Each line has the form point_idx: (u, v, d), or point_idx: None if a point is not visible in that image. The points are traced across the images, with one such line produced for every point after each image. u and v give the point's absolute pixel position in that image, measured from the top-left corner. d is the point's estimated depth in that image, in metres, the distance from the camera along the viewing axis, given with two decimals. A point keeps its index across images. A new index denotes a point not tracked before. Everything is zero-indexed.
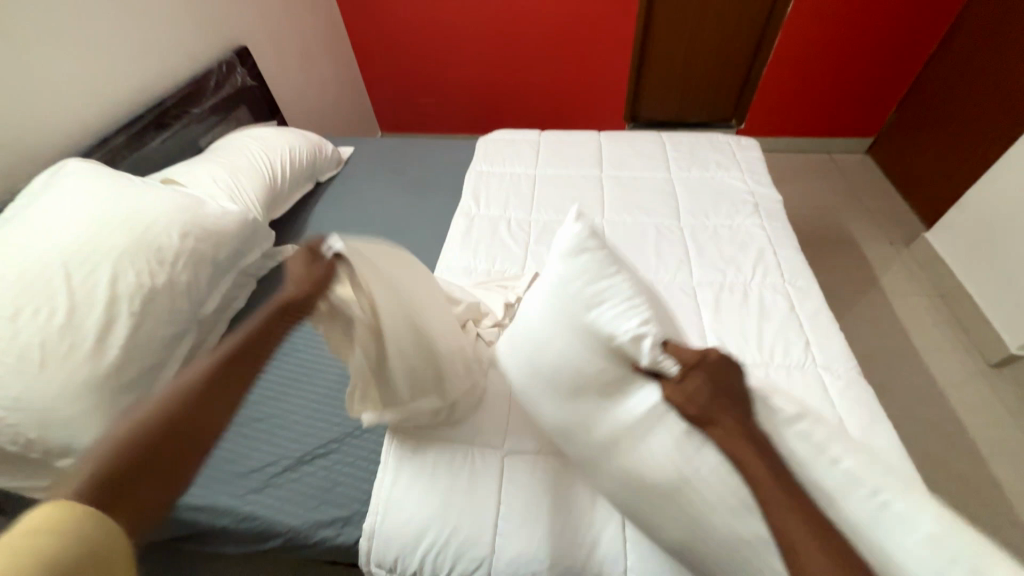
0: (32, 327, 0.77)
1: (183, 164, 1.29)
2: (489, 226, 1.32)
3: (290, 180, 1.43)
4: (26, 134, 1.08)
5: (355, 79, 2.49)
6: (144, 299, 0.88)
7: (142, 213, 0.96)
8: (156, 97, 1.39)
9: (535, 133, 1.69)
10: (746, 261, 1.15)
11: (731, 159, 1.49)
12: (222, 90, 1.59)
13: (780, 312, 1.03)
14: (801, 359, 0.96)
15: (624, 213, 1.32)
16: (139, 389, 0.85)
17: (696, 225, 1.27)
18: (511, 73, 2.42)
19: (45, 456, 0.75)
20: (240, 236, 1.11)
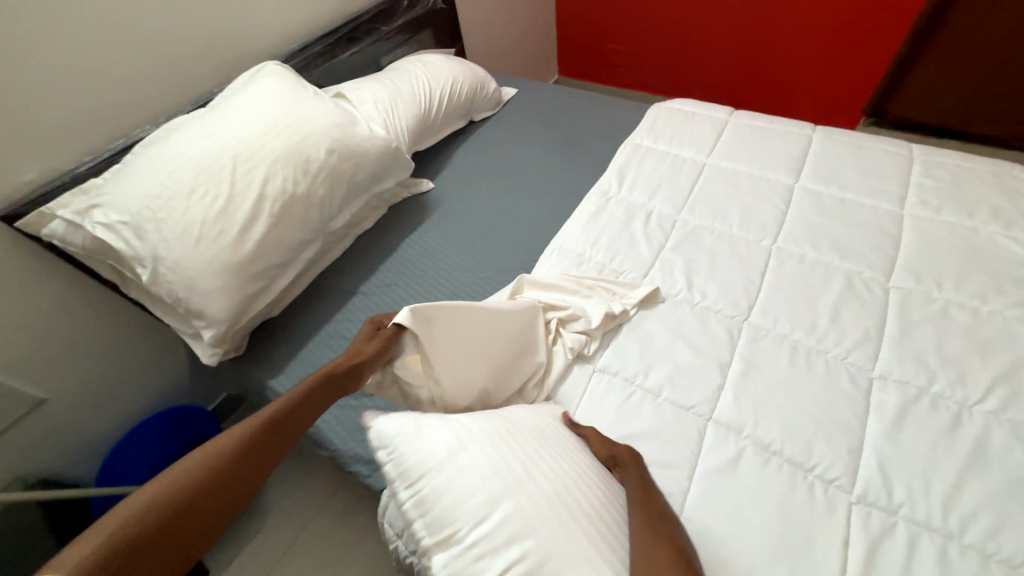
0: (199, 205, 0.90)
1: (358, 81, 1.37)
2: (624, 214, 1.13)
3: (444, 114, 1.42)
4: (250, 32, 1.24)
5: (546, 15, 2.34)
6: (284, 204, 0.97)
7: (303, 123, 1.04)
8: (356, 12, 1.47)
9: (724, 111, 1.36)
10: (981, 371, 0.77)
11: (1021, 209, 0.98)
12: (413, 10, 1.62)
13: (1011, 469, 0.67)
14: (1019, 557, 0.61)
15: (806, 245, 0.99)
16: (262, 281, 0.96)
17: (915, 292, 0.89)
18: (726, 28, 1.97)
19: (188, 313, 0.92)
20: (380, 162, 1.14)
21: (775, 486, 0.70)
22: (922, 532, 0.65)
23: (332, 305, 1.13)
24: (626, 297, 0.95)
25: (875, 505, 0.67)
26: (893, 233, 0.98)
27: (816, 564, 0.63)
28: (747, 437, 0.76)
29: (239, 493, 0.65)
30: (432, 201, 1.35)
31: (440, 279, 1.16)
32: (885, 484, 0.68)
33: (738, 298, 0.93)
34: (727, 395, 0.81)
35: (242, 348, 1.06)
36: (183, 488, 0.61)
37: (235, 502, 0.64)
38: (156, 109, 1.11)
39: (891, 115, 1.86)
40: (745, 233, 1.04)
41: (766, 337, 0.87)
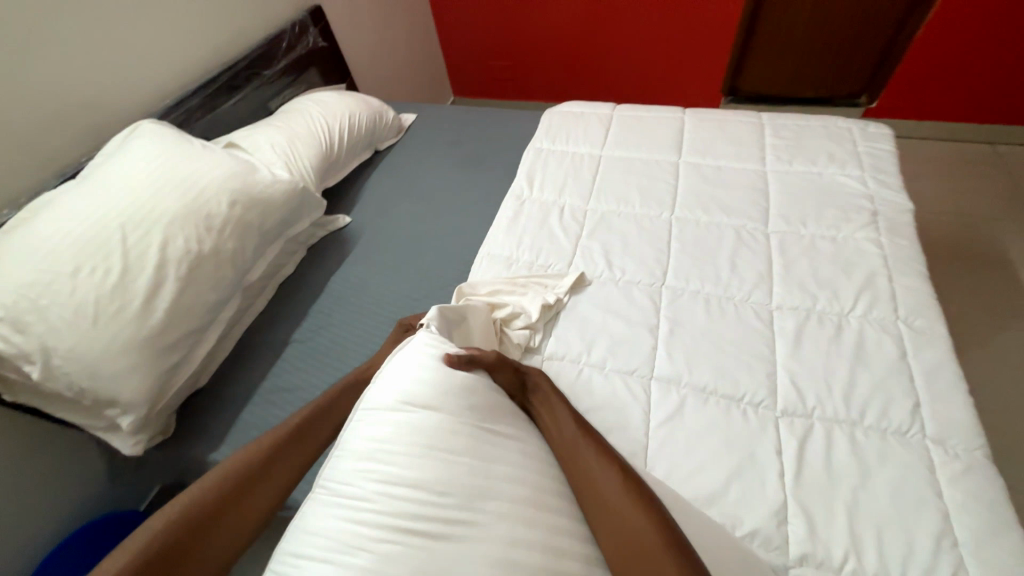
0: (89, 283, 0.82)
1: (248, 128, 1.32)
2: (540, 212, 1.21)
3: (347, 148, 1.41)
4: (113, 94, 1.15)
5: (430, 41, 2.42)
6: (190, 265, 0.91)
7: (196, 178, 0.99)
8: (232, 59, 1.42)
9: (608, 107, 1.50)
10: (849, 285, 0.93)
11: (849, 151, 1.20)
12: (294, 51, 1.60)
13: (885, 358, 0.82)
14: (904, 425, 0.75)
15: (698, 211, 1.13)
16: (181, 351, 0.89)
17: (788, 233, 1.05)
18: (595, 36, 2.18)
19: (96, 403, 0.82)
20: (289, 205, 1.11)
21: (717, 420, 0.79)
22: (834, 426, 0.76)
23: (265, 360, 1.07)
24: (555, 287, 1.02)
25: (796, 415, 0.78)
26: (762, 188, 1.15)
27: (762, 477, 0.72)
28: (686, 385, 0.84)
29: (222, 533, 0.68)
30: (352, 235, 1.33)
31: (377, 308, 1.15)
32: (799, 395, 0.80)
33: (652, 268, 1.03)
34: (661, 353, 0.89)
35: (170, 428, 0.97)
36: (166, 528, 0.65)
37: (216, 540, 0.67)
38: (12, 190, 0.99)
39: (743, 91, 2.21)
40: (646, 209, 1.16)
41: (682, 295, 0.97)
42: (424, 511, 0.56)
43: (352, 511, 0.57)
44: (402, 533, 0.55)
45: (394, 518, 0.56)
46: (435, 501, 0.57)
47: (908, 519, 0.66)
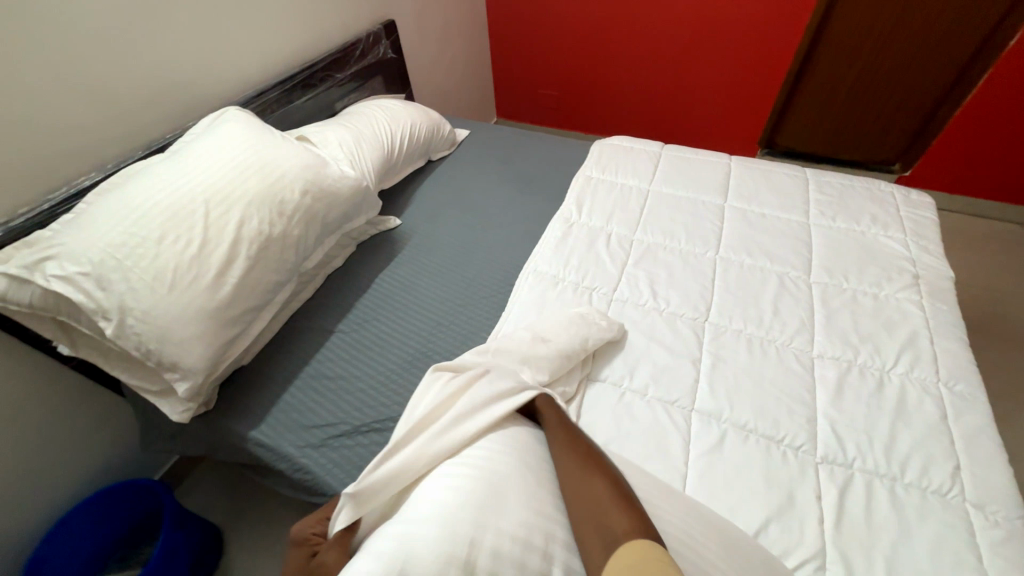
0: (171, 251, 0.86)
1: (317, 124, 1.38)
2: (587, 237, 1.24)
3: (405, 153, 1.48)
4: (203, 78, 1.23)
5: (483, 64, 2.53)
6: (260, 245, 0.96)
7: (274, 165, 1.04)
8: (310, 59, 1.51)
9: (657, 145, 1.56)
10: (891, 343, 0.95)
11: (891, 214, 1.24)
12: (364, 59, 1.69)
13: (926, 417, 0.83)
14: (945, 486, 0.76)
15: (742, 253, 1.16)
16: (240, 326, 0.93)
17: (830, 285, 1.08)
18: (643, 76, 2.27)
19: (158, 366, 0.85)
20: (351, 201, 1.16)
21: (757, 458, 0.80)
22: (874, 479, 0.77)
23: (308, 346, 1.10)
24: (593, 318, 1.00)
25: (835, 463, 0.80)
26: (806, 239, 1.19)
27: (801, 519, 0.73)
28: (726, 421, 0.86)
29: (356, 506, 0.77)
30: (400, 236, 1.37)
31: (421, 307, 1.18)
32: (839, 444, 0.81)
33: (696, 303, 1.06)
34: (703, 386, 0.91)
35: (213, 400, 0.99)
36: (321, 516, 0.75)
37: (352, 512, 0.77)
38: (99, 156, 1.05)
39: (780, 145, 2.28)
40: (691, 246, 1.20)
41: (725, 333, 1.00)
42: (477, 473, 0.64)
43: (421, 491, 0.65)
44: (463, 487, 0.62)
45: (453, 481, 0.64)
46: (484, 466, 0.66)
47: None
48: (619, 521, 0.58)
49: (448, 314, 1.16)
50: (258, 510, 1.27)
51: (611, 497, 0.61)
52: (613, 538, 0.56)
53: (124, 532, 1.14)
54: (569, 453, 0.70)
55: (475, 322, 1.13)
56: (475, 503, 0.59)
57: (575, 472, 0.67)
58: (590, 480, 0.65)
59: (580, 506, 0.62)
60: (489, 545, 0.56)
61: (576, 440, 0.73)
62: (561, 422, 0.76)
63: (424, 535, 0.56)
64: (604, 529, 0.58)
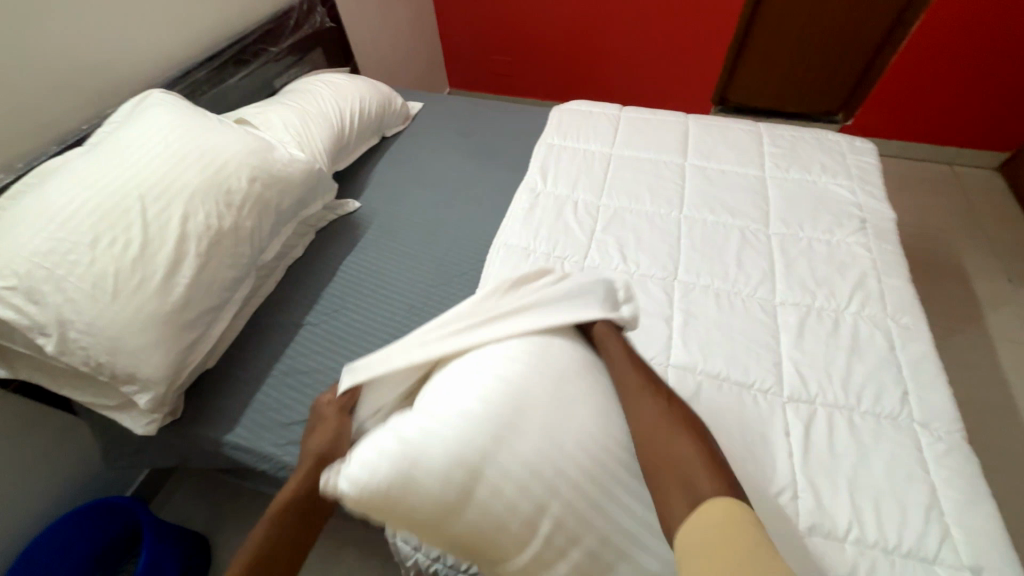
0: (109, 254, 0.79)
1: (256, 105, 1.28)
2: (554, 205, 1.24)
3: (357, 130, 1.40)
4: (118, 59, 1.10)
5: (430, 30, 2.40)
6: (211, 241, 0.89)
7: (215, 152, 0.96)
8: (239, 32, 1.37)
9: (615, 108, 1.55)
10: (844, 285, 1.01)
11: (839, 162, 1.30)
12: (300, 30, 1.56)
13: (877, 350, 0.90)
14: (895, 410, 0.83)
15: (704, 211, 1.19)
16: (199, 328, 0.87)
17: (787, 235, 1.12)
18: (596, 37, 2.22)
19: (113, 379, 0.80)
20: (305, 186, 1.10)
21: (730, 404, 0.85)
22: (834, 411, 0.84)
23: (276, 342, 1.05)
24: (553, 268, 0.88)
25: (800, 400, 0.85)
26: (764, 192, 1.22)
27: (773, 456, 0.78)
28: (700, 372, 0.90)
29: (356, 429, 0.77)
30: (361, 220, 1.32)
31: (394, 292, 1.14)
32: (803, 383, 0.87)
33: (665, 263, 1.08)
34: (677, 342, 0.94)
35: (180, 409, 0.94)
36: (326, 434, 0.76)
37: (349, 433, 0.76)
38: (6, 155, 0.93)
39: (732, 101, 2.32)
40: (656, 207, 1.21)
41: (693, 290, 1.03)
42: (510, 390, 0.65)
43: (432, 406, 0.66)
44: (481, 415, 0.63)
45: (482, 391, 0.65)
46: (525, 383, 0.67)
47: (901, 492, 0.74)
48: (706, 482, 0.57)
49: (424, 297, 1.13)
50: (244, 512, 1.25)
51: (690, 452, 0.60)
52: (698, 495, 0.55)
53: (95, 554, 1.08)
54: (638, 395, 0.69)
55: (452, 303, 1.11)
56: (497, 429, 0.61)
57: (650, 418, 0.65)
58: (672, 438, 0.62)
59: (658, 459, 0.61)
60: (498, 466, 0.59)
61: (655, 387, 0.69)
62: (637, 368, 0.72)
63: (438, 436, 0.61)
64: (687, 484, 0.57)
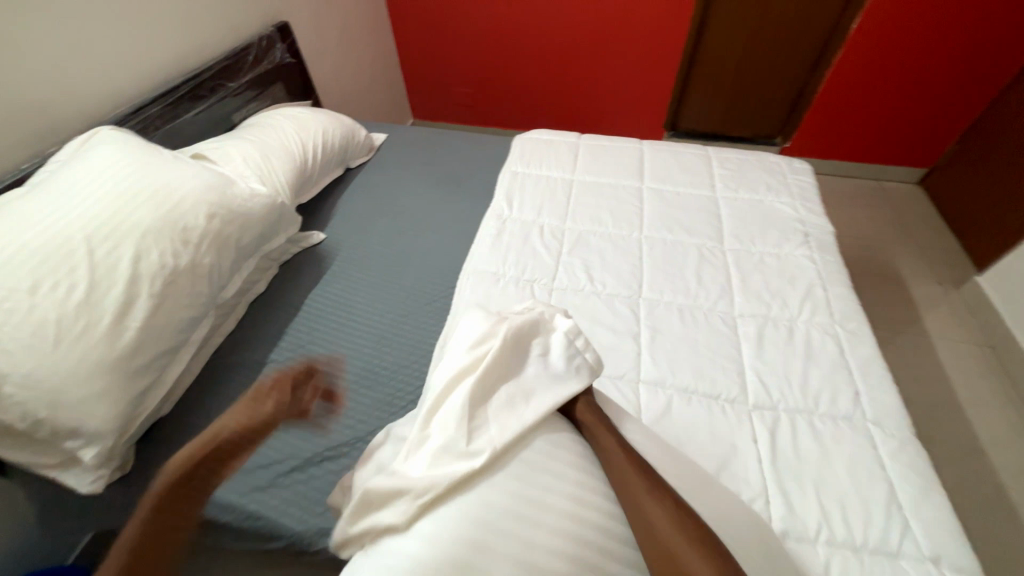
0: (50, 300, 0.74)
1: (213, 140, 1.26)
2: (521, 230, 1.26)
3: (320, 163, 1.39)
4: (63, 97, 1.06)
5: (392, 64, 2.44)
6: (165, 280, 0.85)
7: (170, 189, 0.93)
8: (195, 68, 1.36)
9: (575, 136, 1.62)
10: (795, 295, 1.08)
11: (781, 182, 1.40)
12: (260, 65, 1.56)
13: (829, 355, 0.96)
14: (849, 411, 0.88)
15: (663, 231, 1.25)
16: (152, 373, 0.82)
17: (741, 251, 1.19)
18: (553, 70, 2.34)
19: (52, 435, 0.73)
20: (267, 220, 1.07)
21: (700, 416, 0.87)
22: (796, 416, 0.88)
23: (238, 383, 1.00)
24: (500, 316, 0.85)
25: (764, 408, 0.89)
26: (717, 211, 1.30)
27: (745, 466, 0.81)
28: (670, 387, 0.92)
29: None
30: (327, 251, 1.30)
31: (361, 325, 1.12)
32: (766, 391, 0.91)
33: (629, 282, 1.12)
34: (646, 358, 0.97)
35: (131, 463, 0.87)
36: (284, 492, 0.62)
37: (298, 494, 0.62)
38: None
39: (683, 127, 2.48)
40: (618, 229, 1.27)
41: (658, 306, 1.07)
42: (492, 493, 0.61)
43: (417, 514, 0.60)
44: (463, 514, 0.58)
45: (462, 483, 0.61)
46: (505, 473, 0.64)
47: (863, 490, 0.78)
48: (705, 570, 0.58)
49: (391, 333, 1.11)
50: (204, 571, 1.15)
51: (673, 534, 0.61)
52: None
53: None
54: (633, 482, 0.68)
55: (421, 334, 1.10)
56: (482, 521, 0.57)
57: (643, 508, 0.65)
58: (663, 523, 0.63)
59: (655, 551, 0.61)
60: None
61: (638, 463, 0.70)
62: (625, 453, 0.71)
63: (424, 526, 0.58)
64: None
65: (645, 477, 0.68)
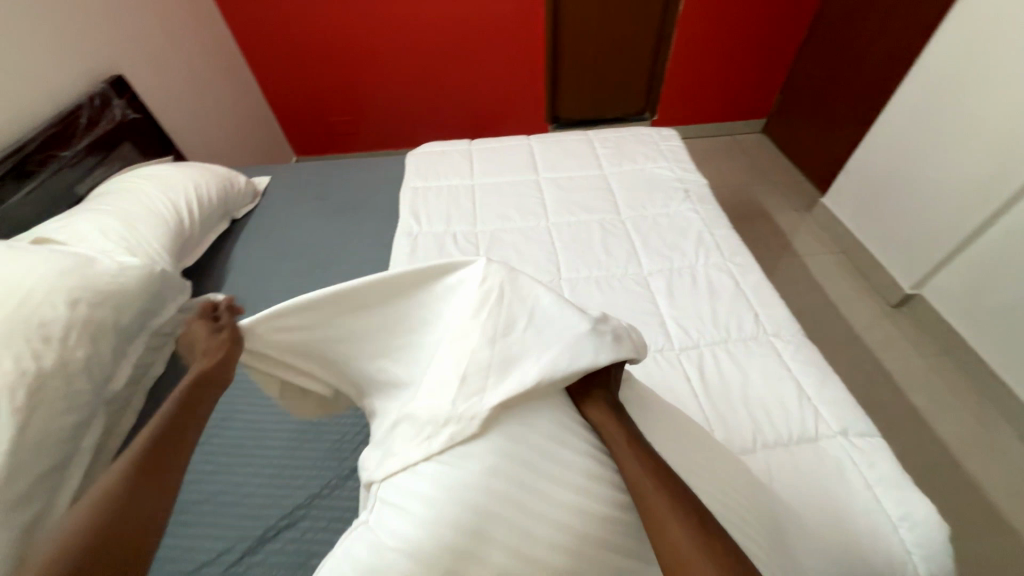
0: None
1: (57, 218, 1.09)
2: (434, 242, 1.26)
3: (199, 219, 1.27)
4: None
5: (258, 104, 2.30)
6: (32, 387, 0.72)
7: (12, 283, 0.79)
8: (13, 142, 1.17)
9: (465, 143, 1.65)
10: (689, 244, 1.21)
11: (655, 150, 1.56)
12: (97, 127, 1.37)
13: (728, 288, 1.09)
14: (754, 330, 1.01)
15: (567, 214, 1.33)
16: (40, 497, 0.69)
17: (637, 216, 1.31)
18: (430, 85, 2.37)
19: None
20: (147, 293, 0.95)
21: (639, 371, 0.94)
22: (715, 347, 0.99)
23: None
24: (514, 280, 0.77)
25: (689, 347, 0.99)
26: (608, 186, 1.42)
27: (684, 403, 0.89)
28: None
29: None
30: None
31: None
32: (686, 332, 1.01)
33: (548, 267, 1.18)
34: None
35: None
36: None
37: None
38: None
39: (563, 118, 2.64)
40: (526, 221, 1.32)
41: (579, 283, 1.13)
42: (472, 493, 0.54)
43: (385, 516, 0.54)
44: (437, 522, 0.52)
45: (444, 508, 0.52)
46: (501, 497, 0.54)
47: (780, 392, 0.90)
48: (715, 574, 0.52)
49: None
50: None
51: (694, 547, 0.54)
52: None
53: None
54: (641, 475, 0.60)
55: None
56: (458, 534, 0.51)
57: (650, 505, 0.58)
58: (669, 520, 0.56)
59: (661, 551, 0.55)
60: None
61: (658, 465, 0.62)
62: (636, 448, 0.63)
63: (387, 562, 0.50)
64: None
65: (658, 470, 0.61)
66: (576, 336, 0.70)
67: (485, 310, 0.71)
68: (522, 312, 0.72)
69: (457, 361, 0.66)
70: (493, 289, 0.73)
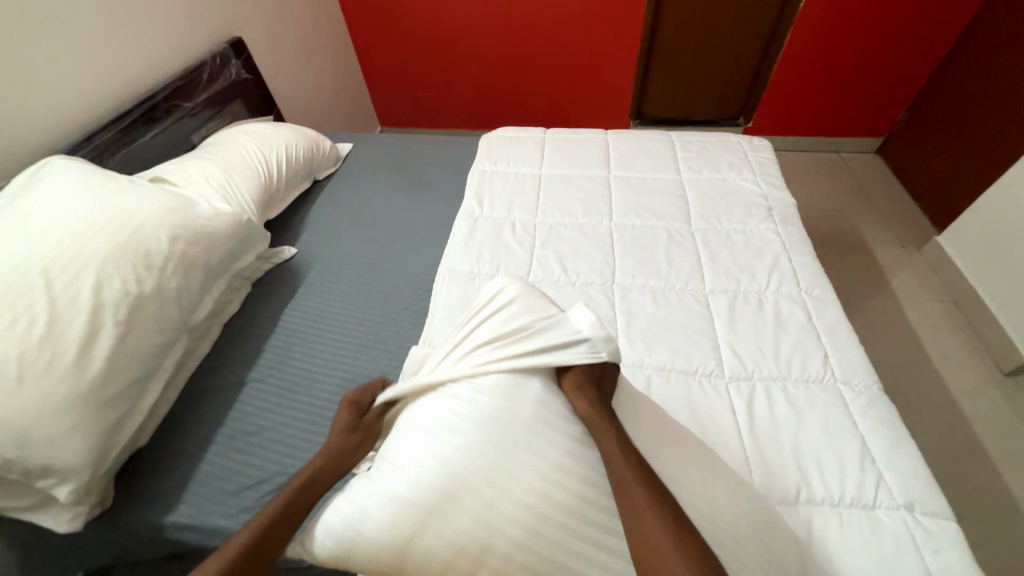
0: (10, 337, 0.72)
1: (172, 162, 1.23)
2: (493, 228, 1.27)
3: (286, 177, 1.38)
4: (9, 129, 1.02)
5: (354, 73, 2.43)
6: (131, 307, 0.84)
7: (128, 215, 0.91)
8: (148, 90, 1.33)
9: (540, 130, 1.63)
10: (761, 267, 1.11)
11: (742, 160, 1.44)
12: (215, 83, 1.53)
13: (799, 323, 0.99)
14: (820, 373, 0.91)
15: (633, 216, 1.27)
16: (125, 402, 0.81)
17: (708, 229, 1.22)
18: (515, 68, 2.35)
19: (24, 475, 0.71)
20: (233, 239, 1.06)
21: (679, 393, 0.89)
22: (771, 383, 0.90)
23: (219, 406, 0.99)
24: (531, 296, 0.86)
25: (740, 378, 0.91)
26: (682, 193, 1.33)
27: (724, 436, 0.83)
28: (648, 367, 0.94)
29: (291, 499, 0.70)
30: (300, 265, 1.28)
31: (341, 336, 1.11)
32: (741, 362, 0.93)
33: (602, 269, 1.14)
34: (624, 341, 0.99)
35: (111, 496, 0.86)
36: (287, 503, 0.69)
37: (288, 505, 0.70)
38: None
39: (648, 115, 2.52)
40: (589, 219, 1.28)
41: (632, 290, 1.09)
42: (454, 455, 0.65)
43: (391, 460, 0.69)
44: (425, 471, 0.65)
45: (437, 466, 0.64)
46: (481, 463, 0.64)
47: (837, 447, 0.81)
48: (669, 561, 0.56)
49: (370, 346, 1.09)
50: None
51: (665, 539, 0.57)
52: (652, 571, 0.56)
53: None
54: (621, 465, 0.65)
55: (400, 342, 1.09)
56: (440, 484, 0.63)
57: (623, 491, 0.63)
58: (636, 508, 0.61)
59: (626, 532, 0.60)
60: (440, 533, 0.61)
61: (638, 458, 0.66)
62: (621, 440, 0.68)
63: (391, 499, 0.64)
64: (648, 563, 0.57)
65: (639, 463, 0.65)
66: (559, 344, 0.76)
67: (486, 318, 0.81)
68: (518, 319, 0.79)
69: (454, 362, 0.77)
70: (496, 299, 0.84)
